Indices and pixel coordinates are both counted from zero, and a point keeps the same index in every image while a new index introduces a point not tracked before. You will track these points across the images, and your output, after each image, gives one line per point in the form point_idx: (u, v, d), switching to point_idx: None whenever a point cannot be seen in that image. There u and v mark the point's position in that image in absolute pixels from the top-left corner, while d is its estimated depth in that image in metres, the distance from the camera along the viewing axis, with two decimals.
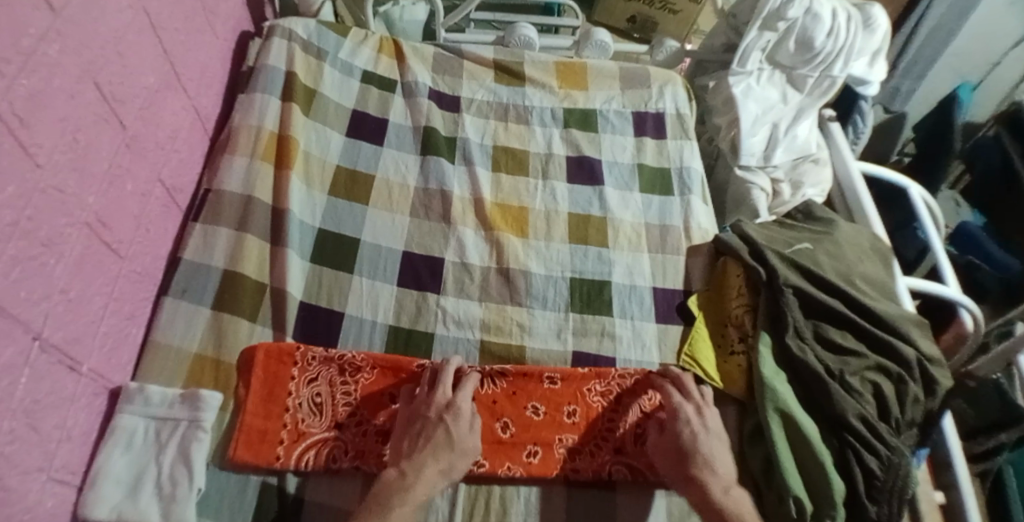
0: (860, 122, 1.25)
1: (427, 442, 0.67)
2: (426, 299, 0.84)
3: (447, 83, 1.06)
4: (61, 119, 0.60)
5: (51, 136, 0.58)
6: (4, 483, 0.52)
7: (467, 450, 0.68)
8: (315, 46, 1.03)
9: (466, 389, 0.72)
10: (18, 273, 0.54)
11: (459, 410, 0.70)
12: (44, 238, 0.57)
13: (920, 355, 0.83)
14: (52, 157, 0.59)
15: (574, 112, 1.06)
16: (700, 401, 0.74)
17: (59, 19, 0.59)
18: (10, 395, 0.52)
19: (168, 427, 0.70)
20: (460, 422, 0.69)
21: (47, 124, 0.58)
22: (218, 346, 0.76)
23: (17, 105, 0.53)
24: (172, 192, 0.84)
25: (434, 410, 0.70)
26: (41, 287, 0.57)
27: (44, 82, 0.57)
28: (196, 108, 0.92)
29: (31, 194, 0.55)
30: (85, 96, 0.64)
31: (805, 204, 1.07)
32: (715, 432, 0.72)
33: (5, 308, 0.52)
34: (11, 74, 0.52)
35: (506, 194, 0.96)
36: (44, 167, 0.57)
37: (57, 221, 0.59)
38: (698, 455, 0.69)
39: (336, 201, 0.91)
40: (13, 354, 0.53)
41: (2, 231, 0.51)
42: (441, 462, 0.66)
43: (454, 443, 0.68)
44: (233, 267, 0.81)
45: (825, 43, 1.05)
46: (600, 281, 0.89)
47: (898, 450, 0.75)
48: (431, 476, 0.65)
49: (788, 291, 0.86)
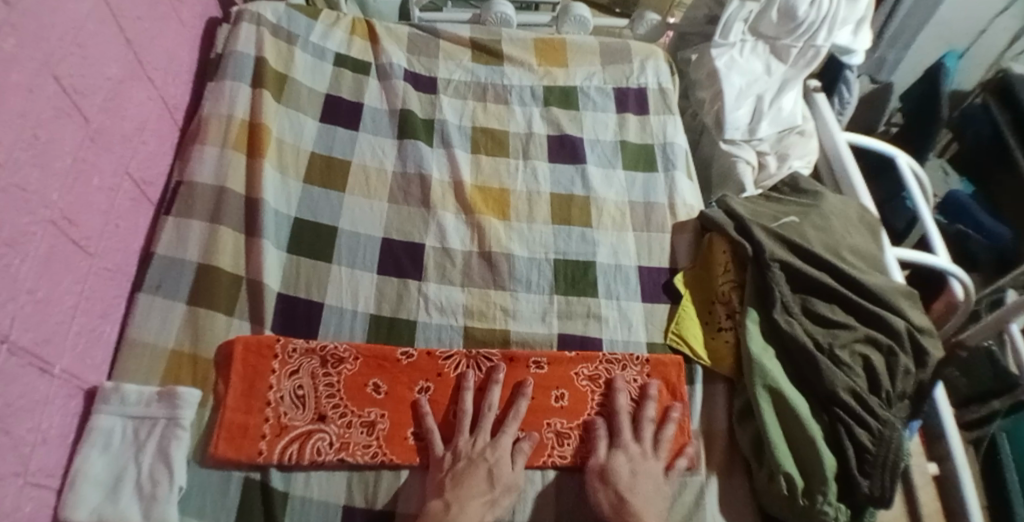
0: (845, 92, 1.24)
1: (466, 480, 0.67)
2: (408, 286, 0.82)
3: (423, 63, 1.03)
4: (19, 114, 0.57)
5: (7, 132, 0.55)
6: None
7: (509, 487, 0.69)
8: (285, 29, 0.99)
9: (510, 426, 0.73)
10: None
11: (501, 449, 0.71)
12: (5, 238, 0.55)
13: (910, 325, 0.83)
14: (12, 154, 0.56)
15: (554, 90, 1.03)
16: (647, 447, 0.74)
17: (11, 9, 0.56)
18: None
19: (146, 426, 0.69)
20: (503, 459, 0.70)
21: (4, 119, 0.55)
22: (195, 341, 0.75)
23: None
24: (141, 185, 0.82)
25: (480, 450, 0.70)
26: (6, 289, 0.55)
27: None
28: (164, 98, 0.89)
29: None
30: (44, 90, 0.61)
31: (791, 176, 1.04)
32: (653, 475, 0.72)
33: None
34: None
35: (486, 177, 0.94)
36: (1, 165, 0.55)
37: (20, 220, 0.57)
38: (633, 496, 0.69)
39: (312, 189, 0.88)
40: None
41: None
42: (484, 496, 0.66)
43: (495, 480, 0.68)
44: (208, 261, 0.79)
45: (808, 12, 1.03)
46: (584, 262, 0.87)
47: (889, 424, 0.75)
48: (476, 509, 0.65)
49: (775, 265, 0.84)
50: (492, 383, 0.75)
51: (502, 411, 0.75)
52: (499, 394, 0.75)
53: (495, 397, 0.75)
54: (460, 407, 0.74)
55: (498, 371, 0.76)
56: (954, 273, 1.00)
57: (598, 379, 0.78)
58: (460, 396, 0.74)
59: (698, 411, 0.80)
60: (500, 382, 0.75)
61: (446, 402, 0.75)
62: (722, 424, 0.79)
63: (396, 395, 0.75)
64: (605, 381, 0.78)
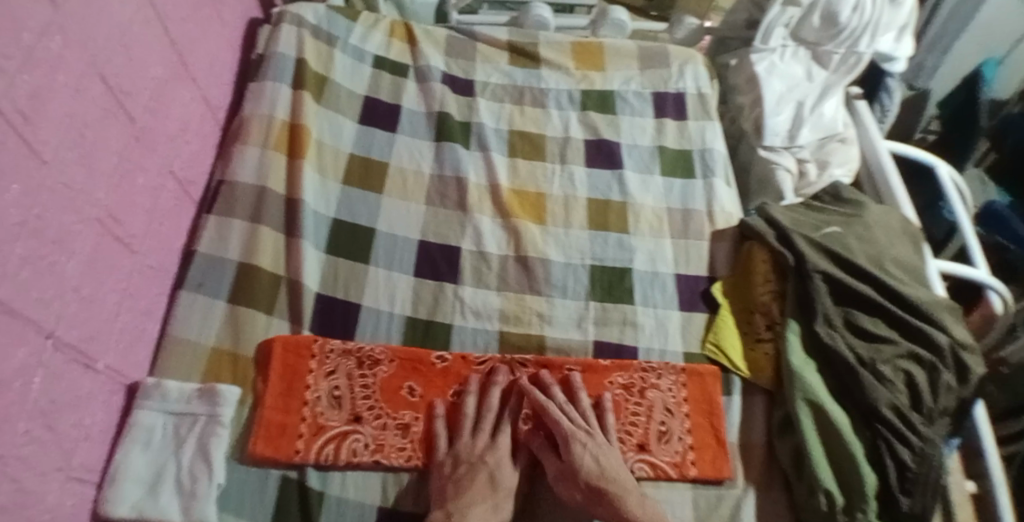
0: (887, 100, 1.20)
1: (468, 486, 0.67)
2: (444, 290, 0.82)
3: (461, 65, 1.04)
4: (66, 115, 0.58)
5: (56, 132, 0.57)
6: (21, 485, 0.52)
7: (509, 492, 0.69)
8: (325, 31, 1.00)
9: (507, 428, 0.73)
10: (29, 272, 0.53)
11: (500, 452, 0.71)
12: (53, 236, 0.56)
13: (952, 340, 0.79)
14: (59, 153, 0.57)
15: (592, 93, 1.03)
16: (592, 429, 0.72)
17: (58, 11, 0.57)
18: (25, 396, 0.52)
19: (187, 422, 0.70)
20: (502, 463, 0.70)
21: (52, 120, 0.56)
22: (236, 339, 0.75)
23: (21, 102, 0.51)
24: (185, 184, 0.83)
25: (478, 454, 0.70)
26: (53, 287, 0.57)
27: (47, 78, 0.55)
28: (207, 99, 0.91)
29: (38, 192, 0.54)
30: (91, 90, 0.62)
31: (831, 185, 1.01)
32: (617, 459, 0.70)
33: (16, 309, 0.51)
34: (12, 69, 0.50)
35: (523, 181, 0.93)
36: (50, 164, 0.56)
37: (67, 219, 0.58)
38: (605, 480, 0.67)
39: (350, 190, 0.89)
40: (26, 356, 0.52)
41: (9, 232, 0.50)
42: (487, 503, 0.66)
43: (496, 485, 0.68)
44: (249, 260, 0.79)
45: (851, 18, 1.01)
46: (620, 268, 0.86)
47: (932, 441, 0.72)
48: (480, 516, 0.65)
49: (818, 277, 0.82)
50: (524, 390, 0.74)
51: (502, 414, 0.75)
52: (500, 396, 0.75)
53: (495, 398, 0.75)
54: (461, 409, 0.74)
55: (499, 373, 0.76)
56: (992, 287, 0.97)
57: (632, 388, 0.77)
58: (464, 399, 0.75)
59: (736, 423, 0.78)
60: (526, 389, 0.75)
61: (449, 403, 0.75)
62: (761, 438, 0.78)
63: (431, 398, 0.75)
64: (640, 391, 0.77)
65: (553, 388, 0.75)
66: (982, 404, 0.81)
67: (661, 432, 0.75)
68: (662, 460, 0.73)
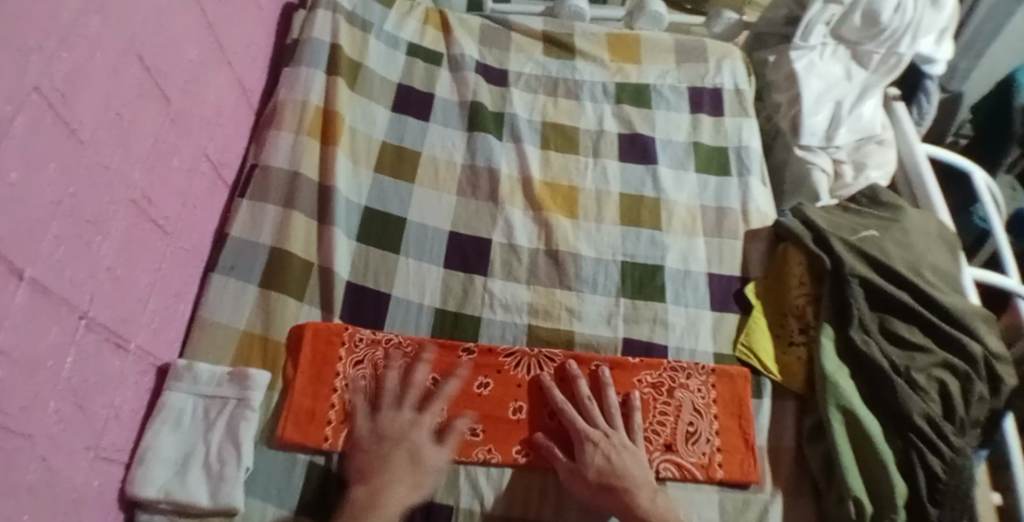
0: (925, 102, 1.16)
1: (388, 463, 0.65)
2: (473, 282, 0.82)
3: (495, 55, 1.03)
4: (104, 95, 0.58)
5: (93, 112, 0.56)
6: (50, 464, 0.52)
7: (434, 469, 0.66)
8: (360, 17, 1.00)
9: (434, 406, 0.71)
10: (62, 252, 0.53)
11: (422, 427, 0.69)
12: (88, 216, 0.56)
13: (987, 351, 0.77)
14: (96, 133, 0.57)
15: (626, 87, 1.01)
16: (608, 426, 0.71)
17: None
18: (55, 375, 0.53)
19: (217, 405, 0.70)
20: (426, 440, 0.68)
21: (89, 99, 0.56)
22: (266, 325, 0.76)
23: (58, 80, 0.51)
24: (218, 167, 0.83)
25: (402, 431, 0.68)
26: (86, 267, 0.57)
27: (85, 57, 0.55)
28: (241, 82, 0.90)
29: (74, 171, 0.54)
30: (127, 70, 0.62)
31: (869, 187, 0.99)
32: (636, 457, 0.69)
33: (50, 289, 0.51)
34: (50, 47, 0.49)
35: (555, 174, 0.92)
36: (86, 144, 0.56)
37: (102, 200, 0.58)
38: (619, 476, 0.66)
39: (382, 179, 0.89)
40: (58, 335, 0.53)
41: (44, 212, 0.50)
42: (408, 480, 0.64)
43: (419, 462, 0.66)
44: (280, 245, 0.80)
45: (892, 18, 0.97)
46: (652, 266, 0.85)
47: (963, 453, 0.71)
48: (400, 495, 0.63)
49: (855, 281, 0.80)
50: (549, 385, 0.73)
51: (428, 390, 0.73)
52: (427, 372, 0.74)
53: (421, 373, 0.73)
54: (381, 385, 0.73)
55: (427, 350, 0.75)
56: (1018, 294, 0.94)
57: (661, 387, 0.75)
58: (384, 374, 0.73)
59: (765, 426, 0.77)
60: (552, 385, 0.74)
61: (375, 379, 0.74)
62: (790, 442, 0.77)
63: (456, 390, 0.74)
64: (668, 390, 0.75)
65: (578, 380, 0.74)
66: (1010, 417, 0.77)
67: (689, 433, 0.74)
68: (689, 461, 0.72)
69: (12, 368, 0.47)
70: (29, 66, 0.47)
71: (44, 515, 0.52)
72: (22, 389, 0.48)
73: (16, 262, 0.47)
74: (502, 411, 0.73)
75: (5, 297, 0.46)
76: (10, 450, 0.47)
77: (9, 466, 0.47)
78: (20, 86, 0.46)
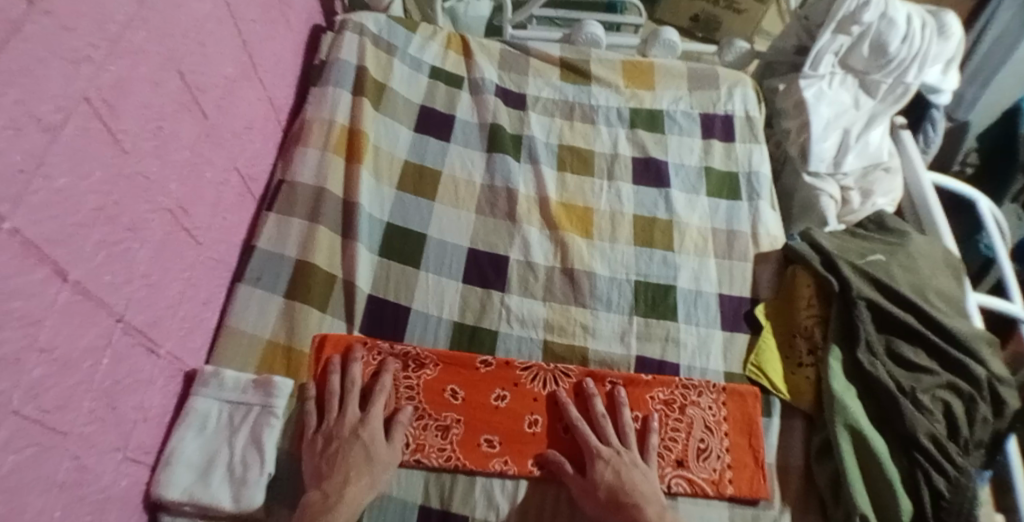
0: (931, 131, 1.19)
1: (342, 462, 0.67)
2: (491, 297, 0.85)
3: (514, 80, 1.07)
4: (147, 107, 0.61)
5: (136, 123, 0.60)
6: (82, 463, 0.55)
7: (386, 465, 0.69)
8: (385, 41, 1.04)
9: (378, 401, 0.73)
10: (102, 256, 0.56)
11: (373, 427, 0.71)
12: (127, 223, 0.59)
13: (990, 374, 0.78)
14: (137, 143, 0.60)
15: (641, 112, 1.05)
16: (620, 444, 0.72)
17: (143, 4, 0.59)
18: (91, 376, 0.55)
19: (240, 412, 0.72)
20: (376, 437, 0.70)
21: (132, 110, 0.59)
22: (290, 333, 0.79)
23: (105, 91, 0.54)
24: (247, 181, 0.87)
25: (349, 430, 0.70)
26: (124, 272, 0.60)
27: (130, 69, 0.58)
28: (271, 99, 0.94)
29: (116, 180, 0.57)
30: (168, 85, 0.65)
31: (876, 213, 1.02)
32: (647, 475, 0.70)
33: (89, 291, 0.54)
34: (98, 59, 0.53)
35: (571, 194, 0.96)
36: (129, 153, 0.59)
37: (141, 207, 0.62)
38: (628, 493, 0.67)
39: (404, 196, 0.92)
40: (95, 336, 0.56)
41: (88, 217, 0.53)
42: (363, 477, 0.66)
43: (371, 458, 0.68)
44: (305, 257, 0.83)
45: (900, 48, 1.01)
46: (664, 285, 0.87)
47: (967, 471, 0.72)
48: (356, 493, 0.65)
49: (862, 303, 0.82)
50: (564, 402, 0.75)
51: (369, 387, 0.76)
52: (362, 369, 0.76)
53: (357, 370, 0.76)
54: (348, 388, 0.74)
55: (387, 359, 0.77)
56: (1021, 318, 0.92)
57: (673, 404, 0.77)
58: (328, 379, 0.75)
59: (775, 444, 0.78)
60: (568, 402, 0.76)
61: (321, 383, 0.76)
62: (798, 460, 0.78)
63: (473, 402, 0.76)
64: (680, 407, 0.77)
65: (593, 398, 0.76)
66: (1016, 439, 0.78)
67: (700, 450, 0.75)
68: (700, 477, 0.74)
69: (50, 366, 0.49)
70: (79, 77, 0.50)
71: (73, 512, 0.54)
72: (59, 386, 0.51)
73: (60, 264, 0.50)
74: (520, 424, 0.75)
75: (48, 297, 0.49)
76: (44, 447, 0.49)
77: (43, 461, 0.49)
78: (69, 95, 0.49)
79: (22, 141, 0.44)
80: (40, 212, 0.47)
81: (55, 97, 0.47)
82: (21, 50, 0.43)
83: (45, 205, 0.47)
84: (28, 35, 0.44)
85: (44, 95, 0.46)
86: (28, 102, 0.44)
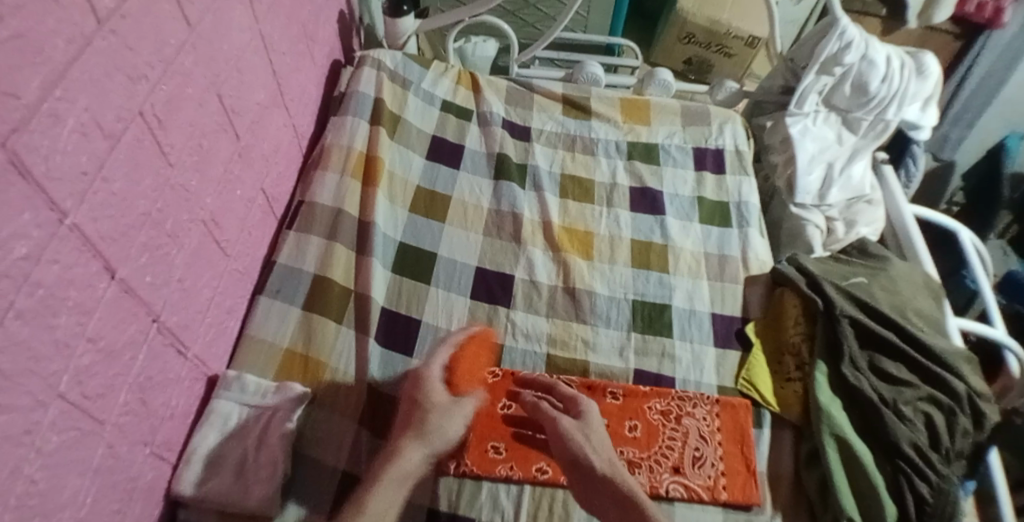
0: (912, 166, 1.26)
1: (407, 424, 0.73)
2: (497, 312, 0.90)
3: (519, 114, 1.14)
4: (190, 126, 0.67)
5: (181, 139, 0.66)
6: (115, 450, 0.58)
7: (446, 418, 0.74)
8: (401, 76, 1.12)
9: (439, 359, 0.79)
10: (146, 258, 0.61)
11: (432, 387, 0.76)
12: (168, 230, 0.65)
13: (970, 389, 0.83)
14: (181, 157, 0.66)
15: (637, 145, 1.12)
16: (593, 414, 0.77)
17: (193, 32, 0.66)
18: (129, 370, 0.60)
19: (259, 413, 0.76)
20: (435, 393, 0.75)
21: (179, 127, 0.65)
22: (307, 343, 0.83)
23: (158, 107, 0.60)
24: (271, 201, 0.93)
25: (413, 393, 0.75)
26: (163, 275, 0.65)
27: (180, 90, 0.64)
28: (295, 126, 1.01)
29: (162, 189, 0.63)
30: (209, 107, 0.72)
31: (859, 241, 1.09)
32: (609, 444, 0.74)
33: (133, 291, 0.59)
34: (153, 77, 0.59)
35: (573, 219, 1.02)
36: (174, 165, 0.65)
37: (180, 217, 0.67)
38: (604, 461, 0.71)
39: (416, 217, 0.99)
40: (135, 332, 0.60)
41: (136, 222, 0.59)
42: (423, 435, 0.72)
43: (428, 416, 0.73)
44: (324, 272, 0.88)
45: (879, 88, 1.08)
46: (660, 304, 0.93)
47: (948, 479, 0.76)
48: (412, 448, 0.70)
49: (845, 321, 0.88)
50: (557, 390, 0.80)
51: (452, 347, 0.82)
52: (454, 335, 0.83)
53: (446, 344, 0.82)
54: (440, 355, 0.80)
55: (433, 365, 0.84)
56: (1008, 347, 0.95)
57: (670, 413, 0.82)
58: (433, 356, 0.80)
59: (765, 453, 0.82)
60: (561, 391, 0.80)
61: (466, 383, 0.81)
62: (789, 469, 0.81)
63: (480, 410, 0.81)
64: (676, 416, 0.82)
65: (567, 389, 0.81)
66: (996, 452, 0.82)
67: (695, 457, 0.80)
68: (696, 482, 0.78)
69: (95, 353, 0.54)
70: (137, 92, 0.56)
71: (104, 498, 0.57)
72: (102, 376, 0.55)
73: (110, 261, 0.55)
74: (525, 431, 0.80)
75: (98, 290, 0.54)
76: (84, 432, 0.53)
77: (81, 445, 0.53)
78: (129, 108, 0.55)
79: (87, 145, 0.50)
80: (98, 213, 0.52)
81: (117, 109, 0.53)
82: (92, 65, 0.49)
83: (103, 205, 0.53)
84: (100, 51, 0.50)
85: (108, 107, 0.52)
86: (94, 110, 0.50)
